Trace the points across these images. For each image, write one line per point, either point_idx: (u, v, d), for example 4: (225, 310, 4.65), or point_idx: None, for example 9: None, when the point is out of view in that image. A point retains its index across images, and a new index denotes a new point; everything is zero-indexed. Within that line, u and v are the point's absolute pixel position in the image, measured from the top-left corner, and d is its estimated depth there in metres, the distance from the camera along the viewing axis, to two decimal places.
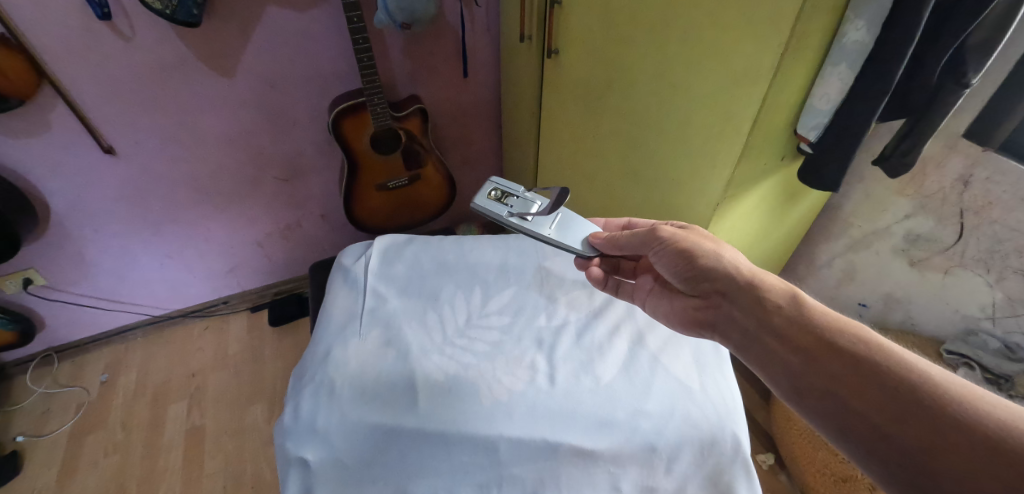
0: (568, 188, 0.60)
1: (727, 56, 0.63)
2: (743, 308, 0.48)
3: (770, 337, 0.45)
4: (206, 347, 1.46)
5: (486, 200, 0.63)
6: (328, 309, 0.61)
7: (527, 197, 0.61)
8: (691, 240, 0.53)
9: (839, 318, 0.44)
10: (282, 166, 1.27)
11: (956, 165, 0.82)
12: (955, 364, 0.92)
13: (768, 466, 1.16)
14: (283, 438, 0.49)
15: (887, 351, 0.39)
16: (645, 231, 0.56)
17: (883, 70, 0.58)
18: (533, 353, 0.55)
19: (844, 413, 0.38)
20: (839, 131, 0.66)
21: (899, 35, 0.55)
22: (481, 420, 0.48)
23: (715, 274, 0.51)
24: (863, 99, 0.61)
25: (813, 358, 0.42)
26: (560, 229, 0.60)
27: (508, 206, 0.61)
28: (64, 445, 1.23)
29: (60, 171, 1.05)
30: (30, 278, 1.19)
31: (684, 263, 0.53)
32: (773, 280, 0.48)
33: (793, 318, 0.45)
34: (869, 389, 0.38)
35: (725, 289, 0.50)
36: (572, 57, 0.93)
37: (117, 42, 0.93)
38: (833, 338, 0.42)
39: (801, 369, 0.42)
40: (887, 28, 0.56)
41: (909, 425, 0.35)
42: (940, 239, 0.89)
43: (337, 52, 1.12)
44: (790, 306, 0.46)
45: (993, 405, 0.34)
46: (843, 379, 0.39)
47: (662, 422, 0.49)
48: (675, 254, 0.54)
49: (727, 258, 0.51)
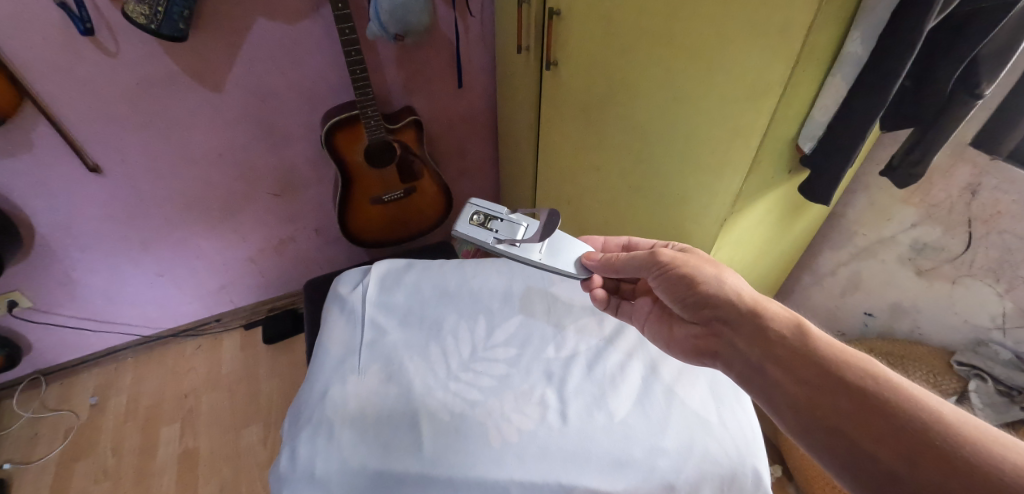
0: (558, 211, 0.58)
1: (733, 69, 0.61)
2: (744, 336, 0.46)
3: (773, 366, 0.43)
4: (198, 366, 1.42)
5: (469, 226, 0.60)
6: (325, 342, 0.58)
7: (512, 220, 0.58)
8: (691, 265, 0.52)
9: (844, 348, 0.41)
10: (275, 181, 1.25)
11: (964, 174, 0.80)
12: (967, 375, 0.89)
13: (777, 479, 1.14)
14: (279, 485, 0.46)
15: (893, 384, 0.37)
16: (646, 254, 0.55)
17: (882, 83, 0.55)
18: (543, 387, 0.52)
19: (850, 449, 0.36)
20: (832, 147, 0.63)
21: (896, 48, 0.52)
22: (490, 462, 0.45)
23: (717, 301, 0.49)
24: (856, 112, 0.58)
25: (815, 390, 0.40)
26: (550, 253, 0.59)
27: (493, 231, 0.58)
28: (52, 472, 1.19)
29: (45, 190, 1.01)
30: (14, 300, 1.15)
31: (685, 288, 0.52)
32: (776, 307, 0.47)
33: (796, 348, 0.43)
34: (875, 426, 0.36)
35: (725, 317, 0.48)
36: (571, 69, 0.91)
37: (101, 58, 0.90)
38: (837, 369, 0.40)
39: (804, 401, 0.40)
40: (883, 41, 0.53)
41: (915, 466, 0.33)
42: (947, 248, 0.87)
43: (329, 64, 1.09)
44: (794, 336, 0.43)
45: (1003, 444, 0.32)
46: (850, 412, 0.37)
47: (680, 460, 0.46)
48: (674, 279, 0.53)
49: (729, 284, 0.50)
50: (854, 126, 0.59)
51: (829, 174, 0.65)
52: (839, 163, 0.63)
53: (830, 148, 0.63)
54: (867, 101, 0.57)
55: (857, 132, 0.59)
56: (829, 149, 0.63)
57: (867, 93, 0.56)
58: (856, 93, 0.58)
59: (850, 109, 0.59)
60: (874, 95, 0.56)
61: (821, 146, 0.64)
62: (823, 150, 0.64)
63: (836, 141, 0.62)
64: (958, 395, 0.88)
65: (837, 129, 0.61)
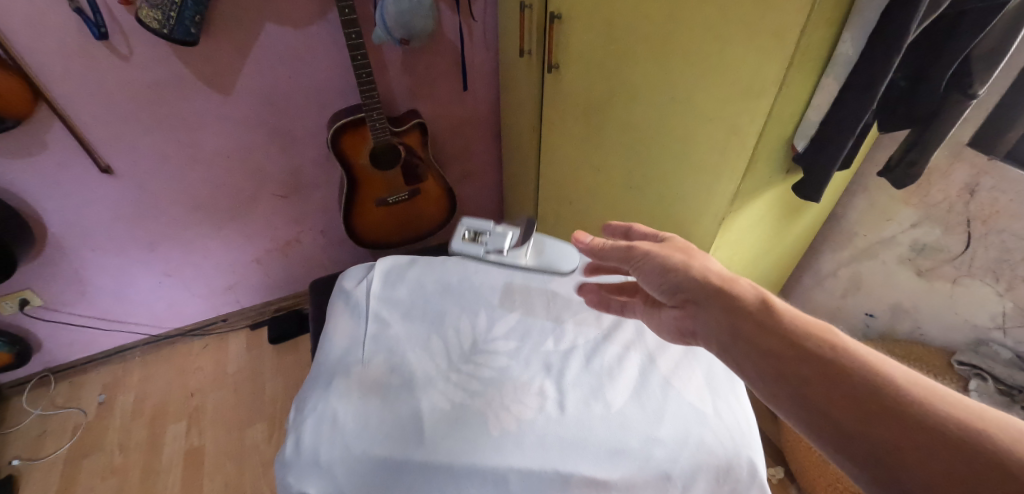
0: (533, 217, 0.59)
1: (729, 70, 0.63)
2: (716, 316, 0.43)
3: (746, 346, 0.40)
4: (205, 365, 1.44)
5: (460, 242, 0.58)
6: (329, 335, 0.59)
7: (500, 232, 0.57)
8: (663, 251, 0.49)
9: (807, 319, 0.40)
10: (282, 182, 1.27)
11: (962, 174, 0.81)
12: (967, 375, 0.89)
13: (779, 480, 1.15)
14: (284, 471, 0.47)
15: (860, 354, 0.35)
16: (624, 247, 0.50)
17: (871, 81, 0.56)
18: (542, 378, 0.53)
19: (834, 432, 0.33)
20: (821, 145, 0.64)
21: (882, 47, 0.53)
22: (490, 450, 0.46)
23: (689, 283, 0.46)
24: (846, 111, 0.59)
25: (779, 367, 0.38)
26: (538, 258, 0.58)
27: (484, 245, 0.57)
28: (61, 468, 1.21)
29: (58, 190, 1.04)
30: (26, 298, 1.17)
31: (658, 273, 0.48)
32: (744, 285, 0.44)
33: (764, 323, 0.40)
34: (847, 402, 0.33)
35: (696, 301, 0.45)
36: (572, 72, 0.93)
37: (115, 62, 0.92)
38: (805, 343, 0.38)
39: (772, 377, 0.38)
40: (871, 42, 0.54)
41: (894, 442, 0.31)
42: (948, 248, 0.88)
43: (335, 68, 1.11)
44: (761, 311, 0.41)
45: (980, 413, 0.30)
46: (818, 386, 0.35)
47: (676, 449, 0.47)
48: (648, 269, 0.49)
49: (699, 267, 0.47)
50: (843, 124, 0.60)
51: (818, 172, 0.66)
52: (827, 160, 0.64)
53: (820, 147, 0.64)
54: (856, 99, 0.58)
55: (846, 129, 0.60)
56: (819, 146, 0.64)
57: (857, 92, 0.57)
58: (845, 93, 0.59)
59: (841, 109, 0.60)
60: (864, 94, 0.57)
61: (812, 144, 0.65)
62: (813, 148, 0.65)
63: (827, 140, 0.63)
64: (959, 395, 0.88)
65: (827, 128, 0.62)
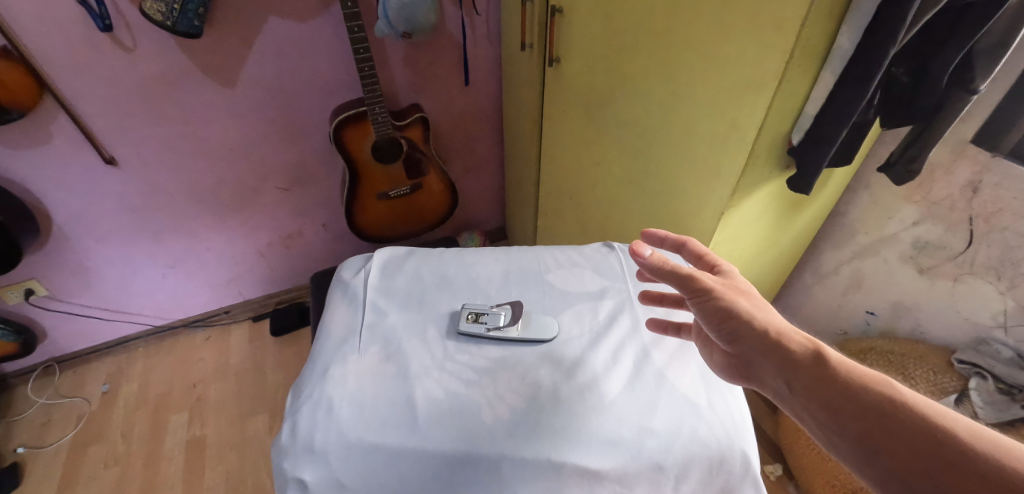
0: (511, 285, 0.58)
1: (731, 63, 0.62)
2: (775, 368, 0.42)
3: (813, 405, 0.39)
4: (207, 356, 1.45)
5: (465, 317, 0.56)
6: (326, 324, 0.59)
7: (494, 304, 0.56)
8: (722, 292, 0.46)
9: (870, 373, 0.39)
10: (284, 175, 1.27)
11: (965, 171, 0.80)
12: (968, 374, 0.88)
13: (776, 477, 1.16)
14: (280, 457, 0.47)
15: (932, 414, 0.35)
16: (684, 274, 0.47)
17: (867, 75, 0.56)
18: (537, 368, 0.52)
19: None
20: (816, 140, 0.64)
21: (880, 40, 0.53)
22: (483, 439, 0.46)
23: (747, 330, 0.44)
24: (840, 106, 0.60)
25: (846, 425, 0.37)
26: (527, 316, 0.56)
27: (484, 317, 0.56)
28: (65, 456, 1.22)
29: (62, 181, 1.05)
30: (31, 288, 1.19)
31: (715, 317, 0.46)
32: (799, 336, 0.43)
33: (823, 377, 0.39)
34: (927, 466, 0.33)
35: (753, 351, 0.44)
36: (573, 66, 0.93)
37: (119, 54, 0.93)
38: (870, 397, 0.37)
39: (838, 439, 0.37)
40: (870, 35, 0.53)
41: None
42: (949, 246, 0.87)
43: (338, 61, 1.12)
44: (819, 365, 0.40)
45: None
46: (893, 452, 0.34)
47: (668, 441, 0.46)
48: (703, 309, 0.47)
49: (757, 313, 0.45)
50: (838, 117, 0.60)
51: (809, 166, 0.67)
52: (818, 156, 0.65)
53: (815, 141, 0.64)
54: (851, 95, 0.58)
55: (840, 123, 0.61)
56: (813, 140, 0.64)
57: (853, 85, 0.57)
58: (841, 87, 0.59)
59: (836, 102, 0.60)
60: (858, 86, 0.57)
61: (807, 138, 0.65)
62: (808, 141, 0.65)
63: (821, 134, 0.63)
64: (958, 393, 0.87)
65: (825, 122, 0.62)
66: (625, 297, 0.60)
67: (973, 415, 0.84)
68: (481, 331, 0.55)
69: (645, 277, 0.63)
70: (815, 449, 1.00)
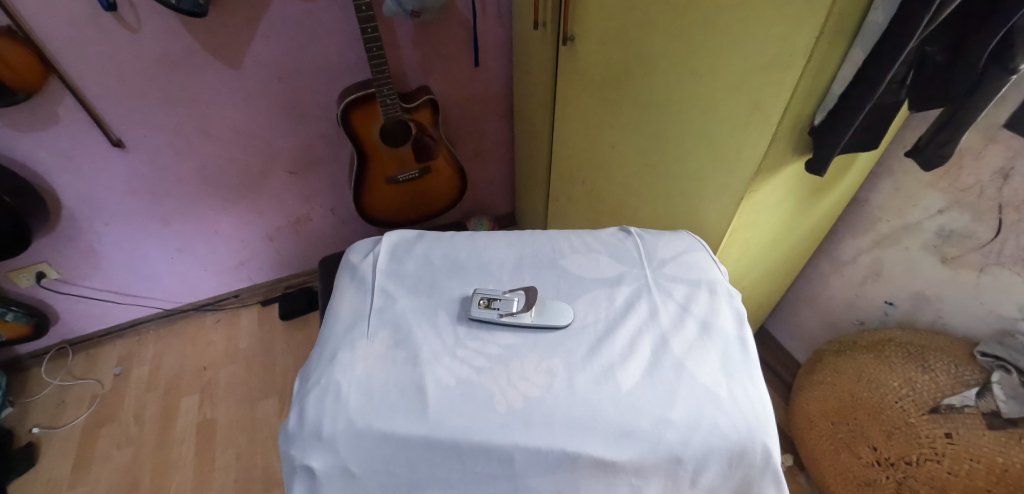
0: (531, 285, 0.56)
1: (758, 38, 0.58)
2: None
3: None
4: (217, 340, 1.46)
5: (477, 309, 0.55)
6: (335, 308, 0.58)
7: (508, 296, 0.55)
8: None
9: None
10: (292, 159, 1.26)
11: (996, 156, 0.76)
12: (991, 368, 0.80)
13: (787, 467, 1.16)
14: (288, 444, 0.46)
15: None
16: None
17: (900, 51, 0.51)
18: (551, 357, 0.50)
19: None
20: (832, 123, 0.61)
21: (914, 10, 0.48)
22: (495, 429, 0.44)
23: None
24: (869, 80, 0.55)
25: None
26: (541, 314, 0.54)
27: (497, 309, 0.54)
28: (79, 437, 1.24)
29: (70, 164, 1.04)
30: (42, 271, 1.19)
31: None
32: None
33: None
34: None
35: None
36: (589, 46, 0.90)
37: (124, 34, 0.91)
38: None
39: None
40: (903, 5, 0.49)
41: None
42: (975, 235, 0.83)
43: (345, 42, 1.09)
44: None
45: None
46: None
47: (688, 433, 0.44)
48: None
49: None
50: (864, 96, 0.56)
51: (826, 148, 0.63)
52: (838, 137, 0.61)
53: (836, 121, 0.60)
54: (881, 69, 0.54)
55: (864, 99, 0.56)
56: (836, 121, 0.60)
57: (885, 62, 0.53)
58: (870, 64, 0.54)
59: (863, 80, 0.56)
60: (888, 60, 0.52)
61: (830, 119, 0.61)
62: (830, 122, 0.61)
63: (842, 115, 0.59)
64: (980, 387, 0.79)
65: (846, 105, 0.58)
66: (643, 283, 0.58)
67: (995, 409, 0.76)
68: (493, 317, 0.53)
69: (663, 263, 0.61)
70: (827, 440, 0.98)
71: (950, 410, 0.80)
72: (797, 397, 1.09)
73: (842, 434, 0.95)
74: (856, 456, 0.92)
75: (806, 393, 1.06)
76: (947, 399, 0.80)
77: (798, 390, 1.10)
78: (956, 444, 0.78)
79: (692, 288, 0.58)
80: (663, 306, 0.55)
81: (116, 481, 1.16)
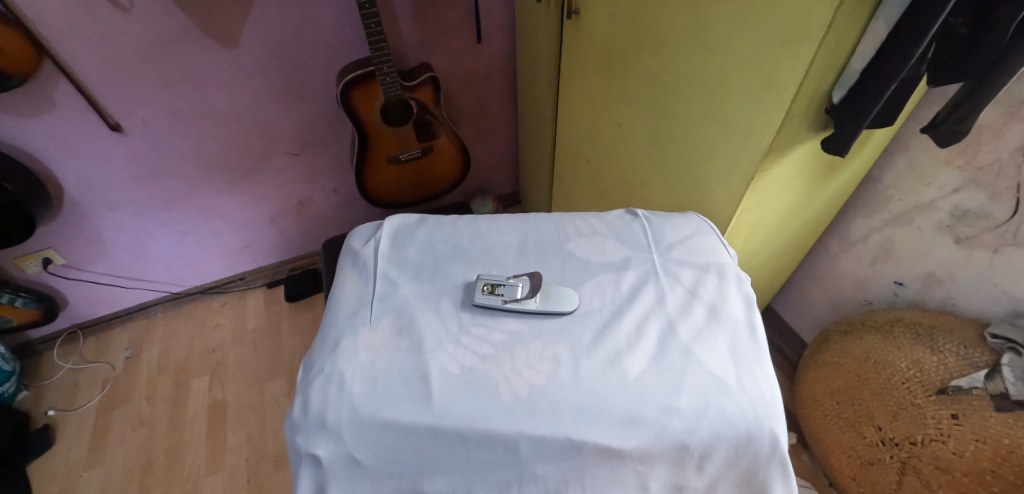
0: (537, 270, 0.55)
1: (773, 9, 0.55)
2: None
3: None
4: (224, 322, 1.47)
5: (481, 296, 0.54)
6: (338, 295, 0.57)
7: (511, 281, 0.54)
8: None
9: None
10: (292, 140, 1.24)
11: (1017, 133, 0.73)
12: (1001, 349, 0.78)
13: (791, 447, 1.17)
14: (294, 432, 0.46)
15: None
16: None
17: (921, 22, 0.49)
18: (556, 345, 0.49)
19: None
20: (851, 102, 0.59)
21: None
22: (501, 417, 0.44)
23: None
24: (894, 54, 0.53)
25: None
26: (547, 302, 0.53)
27: (500, 296, 0.53)
28: (94, 418, 1.26)
29: (70, 149, 1.03)
30: (49, 257, 1.20)
31: None
32: None
33: None
34: None
35: None
36: (595, 19, 0.86)
37: (116, 14, 0.88)
38: None
39: None
40: None
41: None
42: (991, 215, 0.81)
43: (343, 19, 1.05)
44: None
45: None
46: None
47: (695, 420, 0.44)
48: None
49: None
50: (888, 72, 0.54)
51: (848, 128, 0.61)
52: (860, 116, 0.59)
53: (858, 100, 0.58)
54: (906, 42, 0.51)
55: (889, 77, 0.54)
56: (857, 99, 0.58)
57: (909, 35, 0.51)
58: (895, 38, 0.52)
59: (887, 52, 0.53)
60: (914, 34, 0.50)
61: (851, 97, 0.59)
62: (850, 100, 0.59)
63: (864, 92, 0.57)
64: (989, 369, 0.77)
65: (869, 80, 0.56)
66: (650, 268, 0.57)
67: (1003, 391, 0.75)
68: (497, 303, 0.53)
69: (670, 247, 0.60)
70: (832, 420, 0.98)
71: (958, 391, 0.79)
72: (803, 378, 1.08)
73: (848, 414, 0.94)
74: (860, 436, 0.92)
75: (811, 374, 1.06)
76: (956, 381, 0.80)
77: (803, 371, 1.10)
78: (963, 426, 0.78)
79: (701, 272, 0.57)
80: (671, 292, 0.54)
81: (132, 460, 1.19)
